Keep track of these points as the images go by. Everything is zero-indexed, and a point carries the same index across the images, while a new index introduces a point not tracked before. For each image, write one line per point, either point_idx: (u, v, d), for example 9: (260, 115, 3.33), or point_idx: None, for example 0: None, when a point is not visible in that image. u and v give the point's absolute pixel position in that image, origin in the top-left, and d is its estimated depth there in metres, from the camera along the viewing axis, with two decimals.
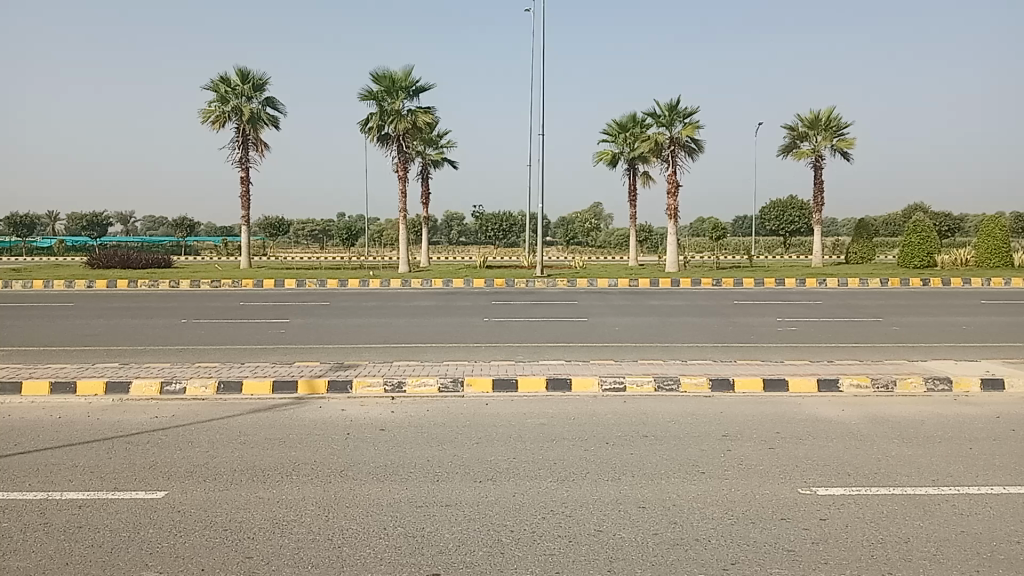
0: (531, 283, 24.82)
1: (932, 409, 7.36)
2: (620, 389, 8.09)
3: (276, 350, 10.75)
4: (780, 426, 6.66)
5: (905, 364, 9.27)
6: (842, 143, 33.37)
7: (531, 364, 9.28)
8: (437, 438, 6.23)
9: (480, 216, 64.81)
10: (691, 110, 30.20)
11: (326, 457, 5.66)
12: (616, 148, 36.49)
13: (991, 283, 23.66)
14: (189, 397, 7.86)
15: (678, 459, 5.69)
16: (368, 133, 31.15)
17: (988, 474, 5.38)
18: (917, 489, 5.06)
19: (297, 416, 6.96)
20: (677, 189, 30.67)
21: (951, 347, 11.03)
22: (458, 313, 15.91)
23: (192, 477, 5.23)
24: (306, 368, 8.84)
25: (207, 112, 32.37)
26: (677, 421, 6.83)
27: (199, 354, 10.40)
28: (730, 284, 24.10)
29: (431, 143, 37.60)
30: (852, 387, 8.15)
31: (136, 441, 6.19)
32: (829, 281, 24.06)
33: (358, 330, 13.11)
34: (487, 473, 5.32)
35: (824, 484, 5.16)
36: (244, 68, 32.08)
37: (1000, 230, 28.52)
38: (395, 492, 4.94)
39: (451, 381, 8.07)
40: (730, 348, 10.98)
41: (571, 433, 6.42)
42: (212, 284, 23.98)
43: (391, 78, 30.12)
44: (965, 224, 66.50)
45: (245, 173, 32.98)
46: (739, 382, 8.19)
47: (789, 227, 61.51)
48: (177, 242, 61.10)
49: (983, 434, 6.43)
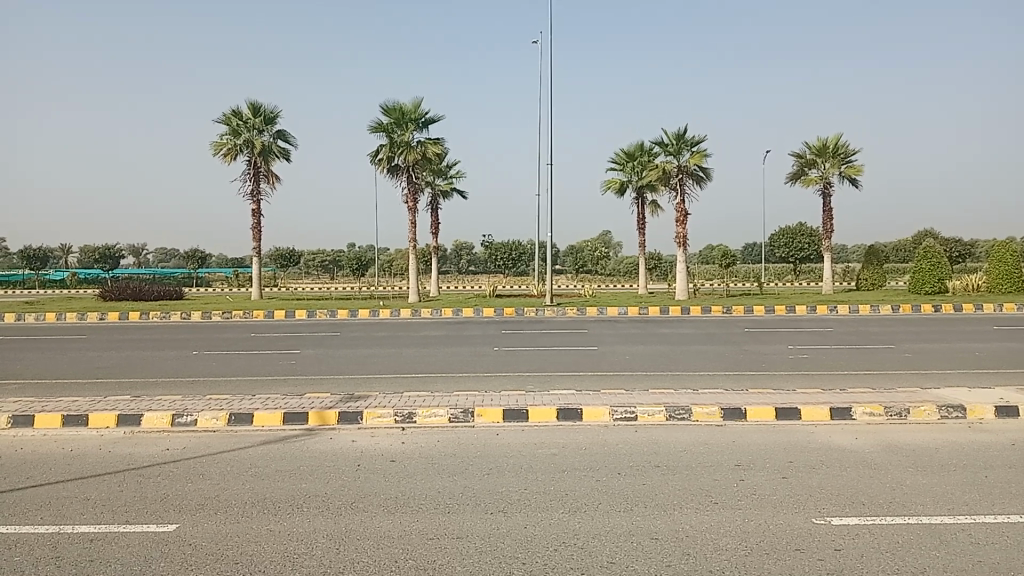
0: (540, 312, 24.86)
1: (947, 437, 7.30)
2: (631, 418, 8.06)
3: (286, 382, 10.76)
4: (793, 455, 6.63)
5: (918, 392, 9.18)
6: (849, 170, 33.42)
7: (541, 394, 9.26)
8: (447, 468, 6.23)
9: (490, 245, 65.06)
10: (698, 139, 30.33)
11: (337, 489, 5.65)
12: (623, 177, 36.64)
13: (1002, 309, 23.56)
14: (201, 429, 7.86)
15: (690, 490, 5.65)
16: (378, 164, 31.38)
17: (1004, 503, 5.32)
18: (933, 519, 5.02)
19: (309, 448, 6.96)
20: (685, 217, 30.67)
21: (964, 374, 10.95)
22: (466, 343, 15.91)
23: (203, 511, 5.22)
24: (316, 399, 8.83)
25: (219, 144, 32.73)
26: (687, 451, 6.81)
27: (209, 386, 10.41)
28: (740, 311, 24.11)
29: (440, 174, 37.81)
30: (865, 416, 8.09)
31: (148, 473, 6.21)
32: (840, 308, 24.01)
33: (367, 360, 13.08)
34: (497, 505, 5.30)
35: (838, 514, 5.12)
36: (256, 101, 32.42)
37: (1010, 255, 28.42)
38: (406, 524, 4.92)
39: (461, 412, 8.07)
40: (742, 377, 10.92)
41: (583, 464, 6.40)
42: (223, 315, 24.13)
43: (401, 110, 30.45)
44: (976, 249, 66.10)
45: (257, 205, 33.23)
46: (751, 411, 8.15)
47: (798, 255, 61.27)
48: (188, 273, 61.71)
49: (998, 462, 6.38)
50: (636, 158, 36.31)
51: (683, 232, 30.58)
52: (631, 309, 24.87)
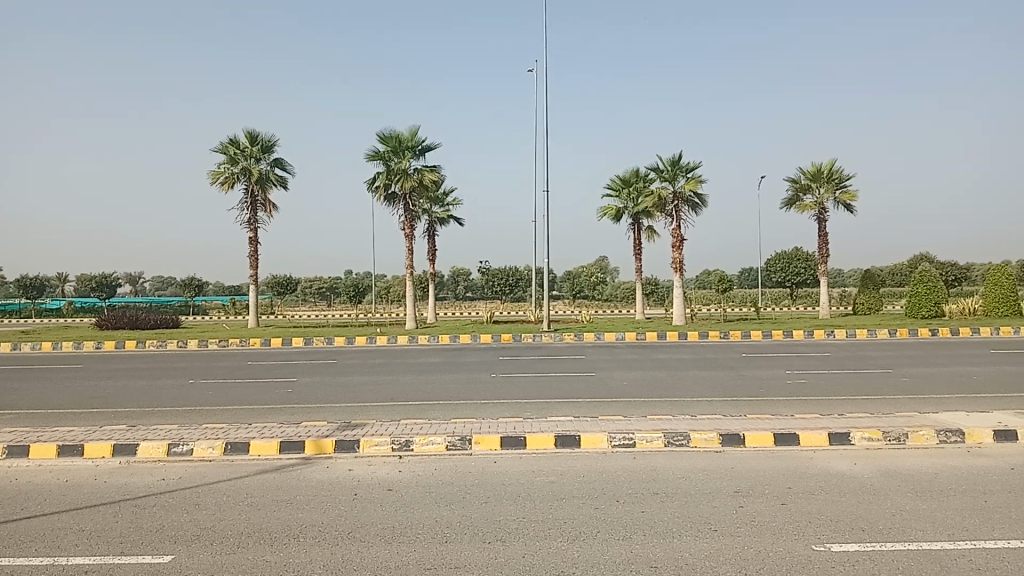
0: (538, 338, 24.86)
1: (946, 461, 7.28)
2: (629, 445, 8.04)
3: (283, 410, 10.71)
4: (792, 481, 6.61)
5: (916, 417, 9.16)
6: (844, 195, 33.63)
7: (539, 420, 9.23)
8: (445, 497, 6.19)
9: (487, 271, 65.07)
10: (693, 165, 30.53)
11: (334, 519, 5.61)
12: (620, 203, 36.84)
13: (999, 333, 23.58)
14: (197, 459, 7.82)
15: (688, 517, 5.63)
16: (375, 192, 31.48)
17: (1004, 527, 5.30)
18: (933, 544, 5.00)
19: (304, 477, 6.94)
20: (681, 243, 30.76)
21: (961, 399, 10.91)
22: (464, 370, 15.87)
23: (199, 542, 5.18)
24: (312, 428, 8.79)
25: (217, 173, 32.84)
26: (685, 477, 6.79)
27: (205, 415, 10.33)
28: (738, 336, 24.12)
29: (437, 201, 37.95)
30: (864, 440, 8.05)
31: (143, 503, 6.17)
32: (836, 333, 24.01)
33: (364, 388, 13.01)
34: (495, 534, 5.27)
35: (838, 540, 5.10)
36: (253, 130, 32.59)
37: (1006, 279, 28.52)
38: (403, 554, 4.89)
39: (459, 439, 8.05)
40: (740, 403, 10.87)
41: (581, 491, 6.37)
42: (219, 343, 24.06)
43: (397, 138, 30.70)
44: (973, 273, 66.23)
45: (254, 234, 33.29)
46: (749, 436, 8.14)
47: (795, 279, 61.27)
48: (185, 301, 61.61)
49: (998, 486, 6.37)
50: (632, 184, 36.51)
51: (680, 257, 30.64)
52: (628, 334, 24.86)
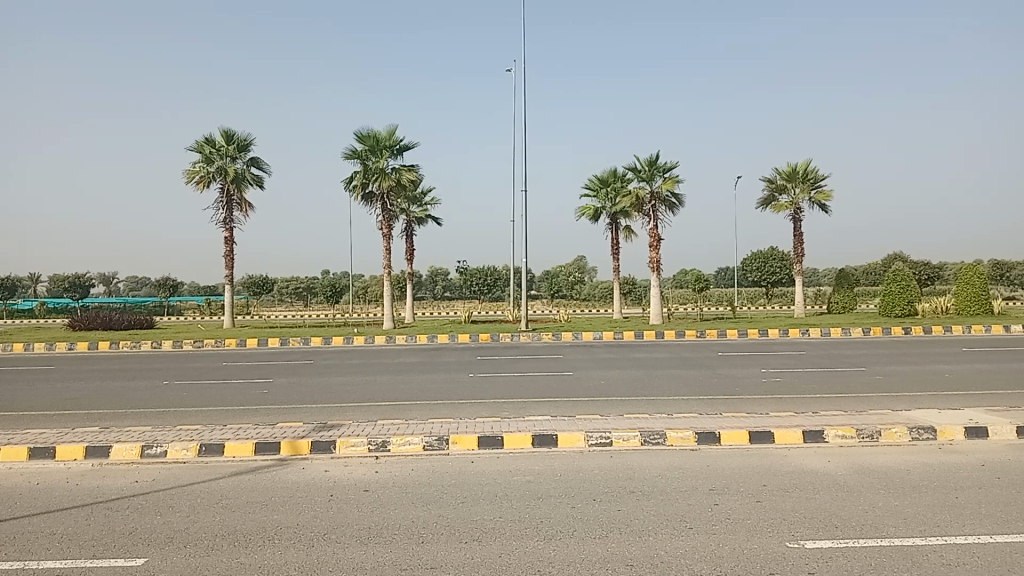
0: (516, 338, 24.88)
1: (918, 458, 7.37)
2: (606, 444, 8.07)
3: (258, 411, 10.63)
4: (767, 479, 6.67)
5: (889, 414, 9.26)
6: (819, 195, 33.93)
7: (516, 420, 9.24)
8: (422, 498, 6.19)
9: (465, 271, 64.98)
10: (670, 165, 30.69)
11: (310, 521, 5.58)
12: (597, 203, 36.94)
13: (971, 331, 23.93)
14: (171, 460, 7.74)
15: (665, 514, 5.67)
16: (352, 191, 31.35)
17: (975, 523, 5.39)
18: (905, 540, 5.05)
19: (280, 478, 6.90)
20: (658, 242, 30.90)
21: (933, 396, 11.04)
22: (442, 369, 15.86)
23: (173, 544, 5.14)
24: (288, 428, 8.74)
25: (192, 172, 32.55)
26: (662, 475, 6.83)
27: (180, 417, 10.23)
28: (714, 335, 24.30)
29: (415, 200, 37.86)
30: (838, 438, 8.16)
31: (116, 506, 6.11)
32: (811, 331, 24.23)
33: (340, 389, 12.95)
34: (471, 534, 5.27)
35: (811, 537, 5.15)
36: (229, 129, 32.37)
37: (977, 278, 28.94)
38: (379, 555, 4.87)
39: (436, 439, 8.04)
40: (715, 401, 10.94)
41: (558, 490, 6.39)
42: (194, 344, 23.85)
43: (375, 137, 30.58)
44: (946, 272, 67.06)
45: (229, 233, 33.03)
46: (725, 434, 8.19)
47: (772, 279, 61.74)
48: (159, 301, 61.06)
49: (969, 482, 6.47)
50: (610, 184, 36.61)
51: (657, 257, 30.77)
52: (605, 334, 24.94)
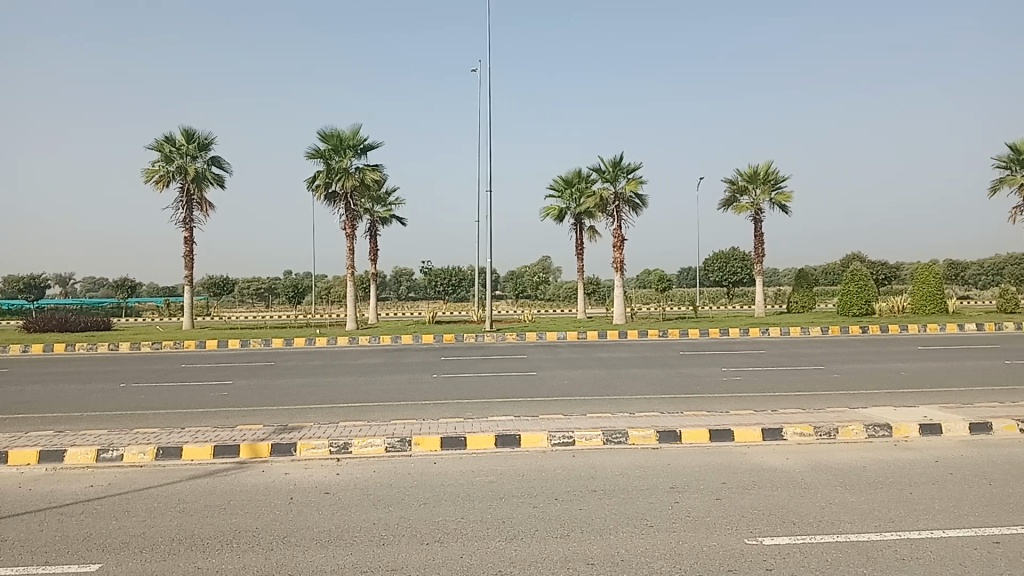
0: (480, 338, 24.87)
1: (874, 455, 7.51)
2: (569, 443, 8.09)
3: (218, 414, 10.49)
4: (726, 476, 6.75)
5: (846, 412, 9.42)
6: (779, 197, 34.40)
7: (480, 421, 9.23)
8: (382, 499, 6.16)
9: (428, 271, 64.86)
10: (634, 166, 30.91)
11: (269, 524, 5.52)
12: (562, 204, 37.07)
13: (926, 330, 24.42)
14: (127, 464, 7.62)
15: (627, 513, 5.70)
16: (315, 191, 31.10)
17: (928, 518, 5.50)
18: (860, 536, 5.14)
19: (239, 481, 6.82)
20: (622, 243, 31.08)
21: (889, 394, 11.25)
22: (406, 370, 15.81)
23: (129, 549, 5.06)
24: (248, 431, 8.64)
25: (151, 171, 32.05)
26: (624, 474, 6.87)
27: (137, 420, 10.07)
28: (677, 334, 24.50)
29: (379, 200, 37.67)
30: (796, 436, 8.28)
31: (70, 511, 5.99)
32: (771, 330, 24.55)
33: (302, 390, 12.85)
34: (433, 535, 5.26)
35: (769, 533, 5.21)
36: (190, 128, 31.94)
37: (932, 278, 29.55)
38: (339, 557, 4.84)
39: (398, 441, 8.00)
40: (677, 400, 11.04)
41: (520, 490, 6.40)
42: (153, 345, 23.49)
43: (338, 136, 30.34)
44: (902, 272, 68.39)
45: (189, 233, 32.57)
46: (686, 433, 8.26)
47: (733, 279, 62.49)
48: (117, 302, 60.06)
49: (923, 478, 6.60)
50: (574, 185, 36.74)
51: (621, 257, 30.96)
52: (569, 334, 25.03)
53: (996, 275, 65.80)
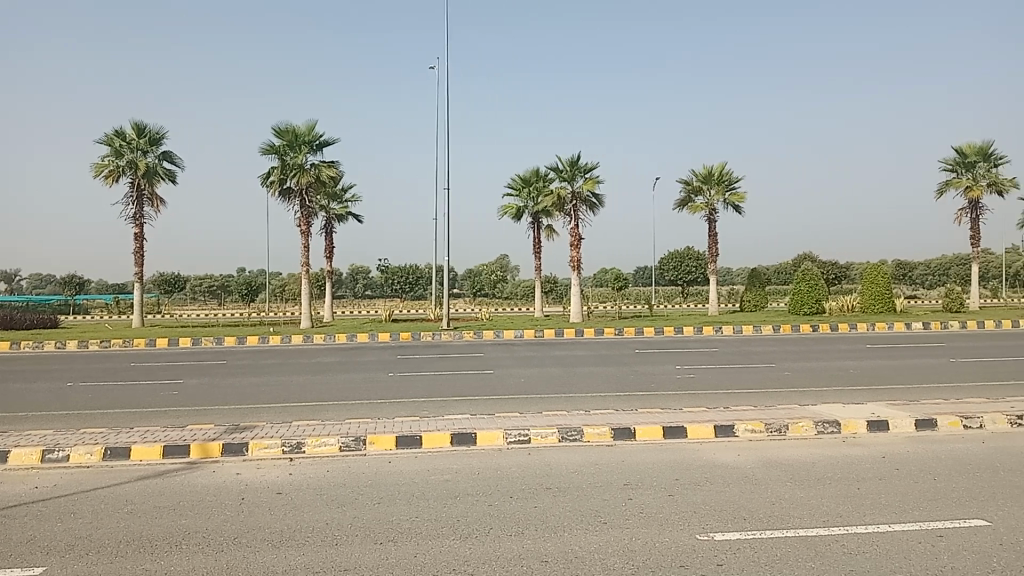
0: (436, 336, 24.80)
1: (823, 451, 7.66)
2: (524, 441, 8.11)
3: (169, 413, 10.31)
4: (679, 473, 6.83)
5: (797, 409, 9.59)
6: (734, 197, 34.87)
7: (435, 419, 9.21)
8: (336, 499, 6.11)
9: (385, 269, 64.52)
10: (591, 165, 31.08)
11: (219, 525, 5.45)
12: (519, 202, 37.12)
13: (874, 328, 24.97)
14: (73, 465, 7.45)
15: (581, 510, 5.74)
16: (270, 187, 30.71)
17: (874, 513, 5.62)
18: (808, 531, 5.24)
19: (190, 482, 6.71)
20: (579, 242, 31.23)
21: (838, 392, 11.48)
22: (361, 368, 15.70)
23: (74, 552, 4.95)
24: (199, 431, 8.50)
25: (100, 165, 31.35)
26: (578, 471, 6.92)
27: (84, 420, 9.85)
28: (632, 333, 24.70)
29: (335, 197, 37.36)
30: (747, 432, 8.41)
31: (14, 513, 5.84)
32: (725, 329, 24.90)
33: (256, 389, 12.69)
34: (387, 535, 5.23)
35: (720, 529, 5.29)
36: (141, 122, 31.32)
37: (881, 278, 30.22)
38: (291, 558, 4.80)
39: (353, 440, 7.95)
40: (632, 398, 11.12)
41: (475, 488, 6.41)
42: (101, 344, 22.99)
43: (293, 132, 30.00)
44: (852, 272, 69.85)
45: (140, 229, 31.94)
46: (640, 430, 8.34)
47: (688, 278, 63.23)
48: (64, 300, 58.67)
49: (870, 473, 6.75)
50: (532, 184, 36.82)
51: (578, 256, 31.10)
52: (526, 332, 25.10)
53: (942, 275, 67.56)
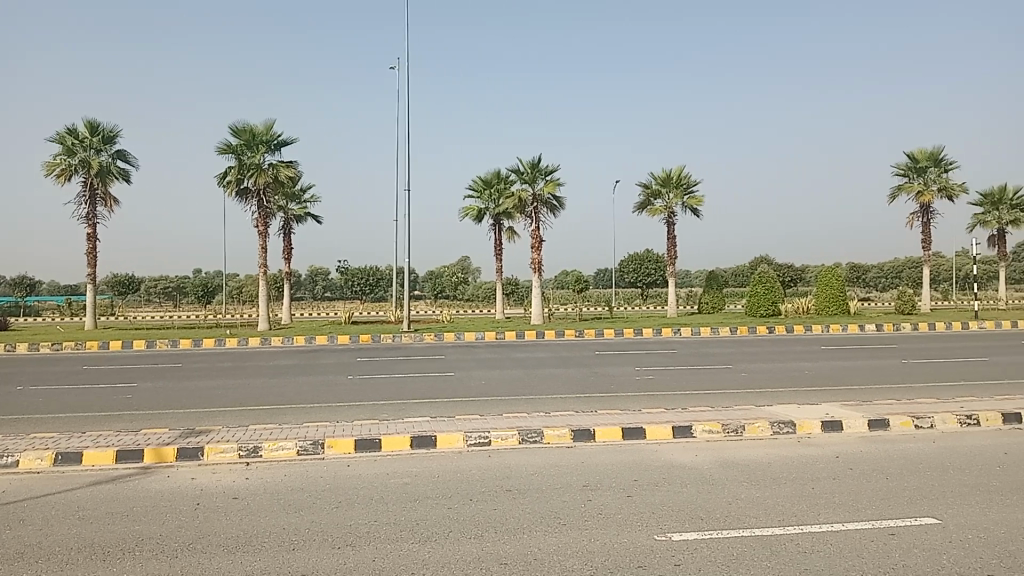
0: (396, 339, 24.69)
1: (779, 451, 7.79)
2: (485, 443, 8.12)
3: (122, 418, 10.13)
4: (638, 474, 6.89)
5: (753, 410, 9.71)
6: (692, 200, 35.25)
7: (395, 422, 9.17)
8: (293, 504, 6.05)
9: (345, 271, 64.08)
10: (552, 168, 31.21)
11: (174, 531, 5.36)
12: (480, 204, 37.11)
13: (829, 330, 25.42)
14: (22, 471, 7.29)
15: (540, 512, 5.76)
16: (226, 187, 30.31)
17: (828, 512, 5.73)
18: (764, 530, 5.32)
19: (144, 487, 6.60)
20: (540, 244, 31.33)
21: (793, 392, 11.66)
22: (320, 371, 15.58)
23: (23, 560, 4.84)
24: (154, 435, 8.36)
25: (51, 164, 30.67)
26: (538, 473, 6.94)
27: (34, 425, 9.63)
28: (592, 335, 24.84)
29: (294, 197, 37.00)
30: (705, 433, 8.50)
31: None
32: (684, 331, 25.15)
33: (212, 392, 12.52)
34: (345, 539, 5.20)
35: (678, 529, 5.34)
36: (94, 120, 30.72)
37: (835, 280, 30.77)
38: (247, 564, 4.75)
39: (311, 443, 7.88)
40: (591, 399, 11.18)
41: (434, 491, 6.39)
42: (52, 346, 22.50)
43: (251, 131, 29.63)
44: (807, 275, 71.01)
45: (93, 230, 31.31)
46: (599, 431, 8.39)
47: (647, 280, 63.78)
48: (13, 301, 57.28)
49: (824, 473, 6.87)
50: (493, 186, 36.84)
51: (539, 258, 31.19)
52: (487, 334, 25.10)
53: (895, 277, 68.95)
